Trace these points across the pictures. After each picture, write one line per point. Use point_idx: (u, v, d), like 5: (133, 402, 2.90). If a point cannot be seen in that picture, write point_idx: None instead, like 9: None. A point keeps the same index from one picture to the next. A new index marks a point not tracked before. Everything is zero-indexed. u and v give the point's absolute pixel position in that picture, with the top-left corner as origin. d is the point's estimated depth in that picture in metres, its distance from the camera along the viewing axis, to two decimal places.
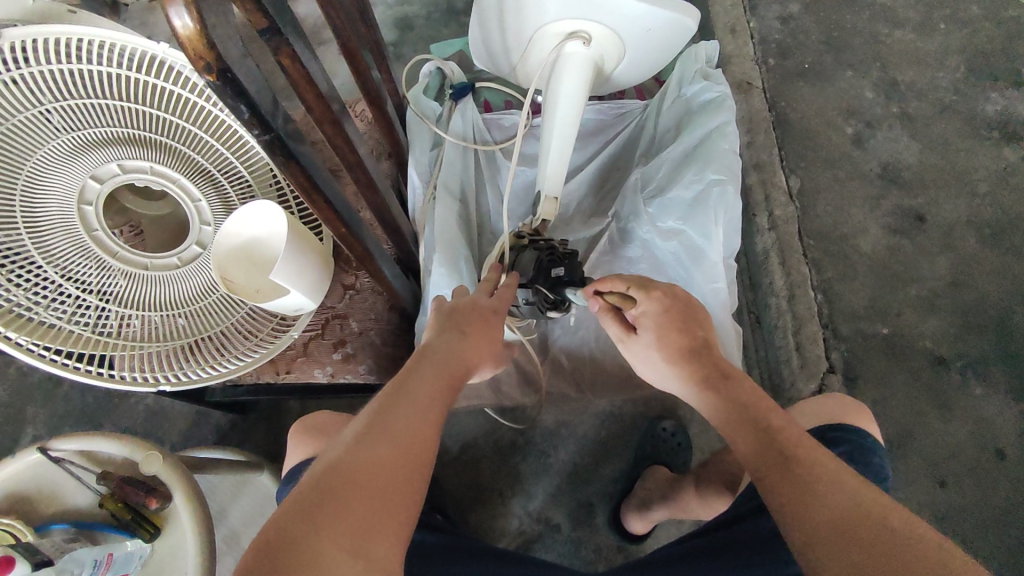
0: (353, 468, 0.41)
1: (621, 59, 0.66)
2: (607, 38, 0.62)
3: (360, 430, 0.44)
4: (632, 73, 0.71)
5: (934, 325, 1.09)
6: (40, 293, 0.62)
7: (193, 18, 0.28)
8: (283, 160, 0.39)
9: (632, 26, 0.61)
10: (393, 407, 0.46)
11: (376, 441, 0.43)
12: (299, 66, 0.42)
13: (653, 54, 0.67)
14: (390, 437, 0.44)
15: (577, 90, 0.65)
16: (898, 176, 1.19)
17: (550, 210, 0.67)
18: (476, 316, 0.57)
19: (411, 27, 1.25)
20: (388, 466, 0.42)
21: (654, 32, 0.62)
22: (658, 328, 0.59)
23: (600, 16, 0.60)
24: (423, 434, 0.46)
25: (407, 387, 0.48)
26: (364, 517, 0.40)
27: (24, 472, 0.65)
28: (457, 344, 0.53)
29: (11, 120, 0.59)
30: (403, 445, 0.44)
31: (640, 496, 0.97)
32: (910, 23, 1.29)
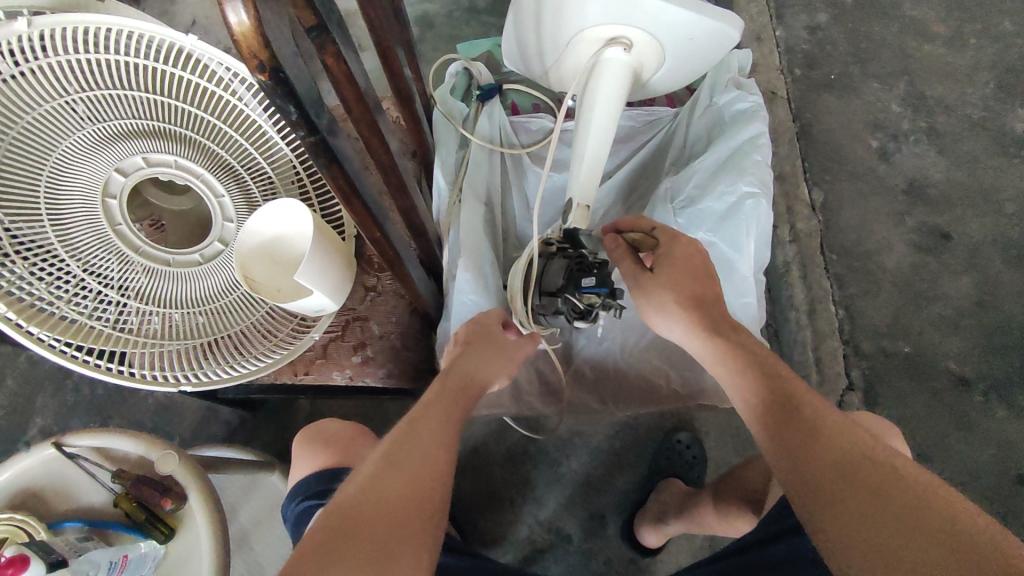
0: (366, 505, 0.43)
1: (658, 68, 0.69)
2: (648, 46, 0.64)
3: (376, 463, 0.45)
4: (665, 82, 0.73)
5: (957, 345, 1.07)
6: (61, 286, 0.61)
7: (248, 13, 0.27)
8: (326, 162, 0.38)
9: (674, 35, 0.63)
10: (406, 439, 0.47)
11: (392, 476, 0.45)
12: (344, 66, 0.40)
13: (691, 65, 0.70)
14: (404, 473, 0.45)
15: (615, 96, 0.66)
16: (925, 192, 1.17)
17: (581, 218, 0.67)
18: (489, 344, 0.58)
19: (433, 26, 1.24)
20: (400, 505, 0.43)
21: (695, 41, 0.65)
22: (675, 274, 0.59)
23: (645, 23, 0.61)
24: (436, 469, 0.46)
25: (421, 417, 0.49)
26: (380, 548, 0.41)
27: (38, 468, 0.64)
28: (472, 373, 0.54)
29: (36, 110, 0.58)
30: (416, 482, 0.45)
31: (655, 509, 0.96)
32: (939, 37, 1.27)
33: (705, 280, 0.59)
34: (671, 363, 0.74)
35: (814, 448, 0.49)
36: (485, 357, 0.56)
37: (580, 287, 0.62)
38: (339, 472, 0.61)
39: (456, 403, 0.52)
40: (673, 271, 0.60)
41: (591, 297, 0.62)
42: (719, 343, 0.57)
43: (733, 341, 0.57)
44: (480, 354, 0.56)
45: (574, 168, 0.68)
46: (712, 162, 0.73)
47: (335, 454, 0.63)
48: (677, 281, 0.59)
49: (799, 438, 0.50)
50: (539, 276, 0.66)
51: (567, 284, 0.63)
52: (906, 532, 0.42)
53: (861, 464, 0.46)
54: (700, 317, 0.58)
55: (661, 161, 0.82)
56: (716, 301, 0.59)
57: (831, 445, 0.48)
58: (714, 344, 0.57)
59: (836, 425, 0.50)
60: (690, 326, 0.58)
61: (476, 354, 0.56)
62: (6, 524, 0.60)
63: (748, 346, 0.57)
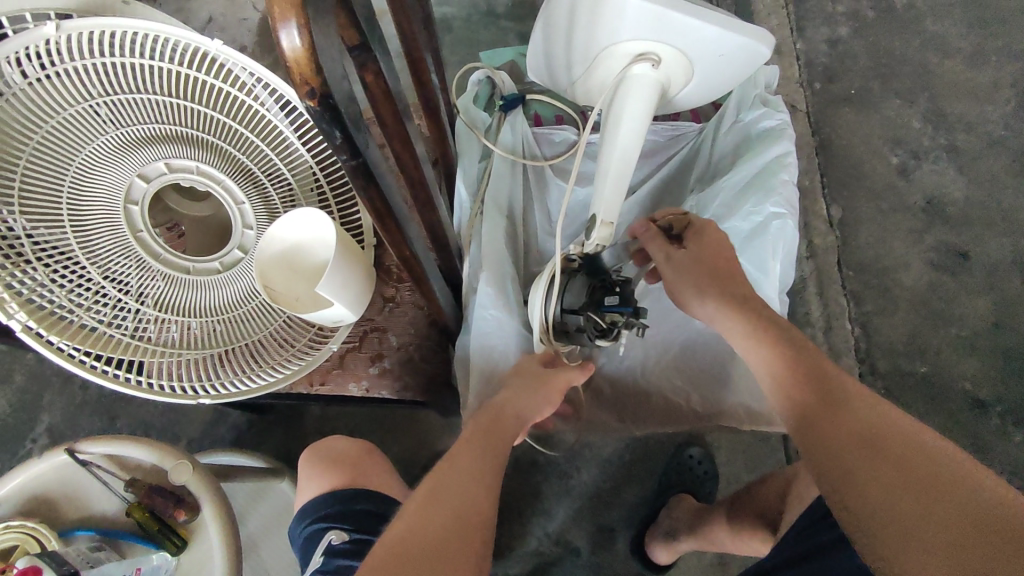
0: (412, 542, 0.42)
1: (685, 83, 0.68)
2: (678, 62, 0.63)
3: (420, 501, 0.45)
4: (691, 97, 0.72)
5: (973, 367, 1.06)
6: (80, 293, 0.60)
7: (303, 39, 0.28)
8: (364, 184, 0.39)
9: (704, 51, 0.62)
10: (449, 473, 0.47)
11: (437, 513, 0.44)
12: (384, 85, 0.41)
13: (719, 82, 0.69)
14: (447, 509, 0.44)
15: (642, 112, 0.65)
16: (944, 211, 1.16)
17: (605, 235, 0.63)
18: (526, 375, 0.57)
19: (451, 30, 1.23)
20: (445, 541, 0.42)
21: (727, 58, 0.63)
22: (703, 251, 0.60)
23: (675, 39, 0.60)
24: (478, 504, 0.45)
25: (460, 453, 0.49)
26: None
27: (49, 474, 0.63)
28: (510, 405, 0.54)
29: (60, 114, 0.58)
30: (458, 519, 0.44)
31: (667, 526, 0.95)
32: (961, 53, 1.26)
33: (728, 264, 0.59)
34: (690, 382, 0.74)
35: (840, 425, 0.48)
36: (525, 388, 0.55)
37: (603, 306, 0.61)
38: (348, 492, 0.60)
39: (496, 438, 0.51)
40: (700, 254, 0.60)
41: (614, 316, 0.61)
42: (746, 315, 0.56)
43: (758, 311, 0.56)
44: (519, 386, 0.55)
45: (597, 184, 0.67)
46: (737, 181, 0.73)
47: (343, 473, 0.63)
48: (705, 259, 0.59)
49: (825, 417, 0.49)
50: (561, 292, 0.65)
51: (590, 303, 0.62)
52: (940, 502, 0.42)
53: (889, 441, 0.46)
54: (728, 293, 0.57)
55: (684, 177, 0.81)
56: (739, 280, 0.59)
57: (861, 423, 0.47)
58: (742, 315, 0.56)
59: (861, 398, 0.49)
60: (720, 302, 0.57)
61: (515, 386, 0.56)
62: (16, 532, 0.59)
63: (772, 317, 0.56)
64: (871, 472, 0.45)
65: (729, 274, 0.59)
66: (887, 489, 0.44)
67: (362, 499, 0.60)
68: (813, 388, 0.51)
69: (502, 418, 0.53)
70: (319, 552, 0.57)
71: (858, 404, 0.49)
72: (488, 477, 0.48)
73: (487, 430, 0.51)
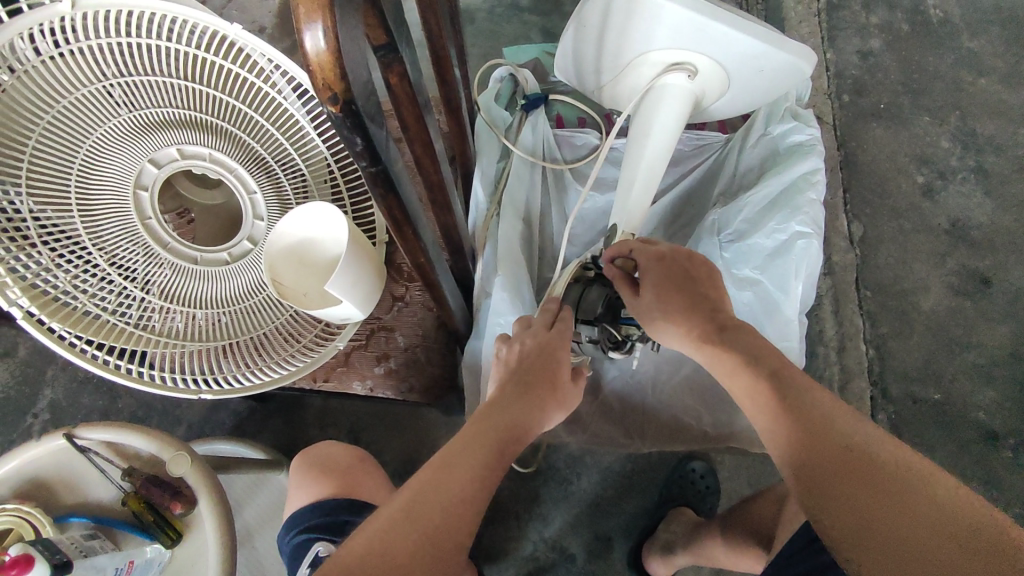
0: (378, 558, 0.37)
1: (719, 96, 0.66)
2: (712, 73, 0.61)
3: (409, 496, 0.40)
4: (724, 110, 0.70)
5: (988, 397, 1.04)
6: (85, 280, 0.59)
7: (327, 40, 0.26)
8: (383, 191, 0.37)
9: (743, 65, 0.60)
10: (449, 467, 0.42)
11: (405, 536, 0.38)
12: (408, 86, 0.39)
13: (754, 96, 0.67)
14: (418, 532, 0.39)
15: (671, 123, 0.64)
16: (968, 234, 1.13)
17: None
18: (550, 373, 0.50)
19: (473, 21, 1.20)
20: (418, 555, 0.38)
21: (766, 73, 0.61)
22: (658, 283, 0.55)
23: (712, 51, 0.58)
24: (462, 514, 0.40)
25: (455, 463, 0.42)
26: None
27: (46, 458, 0.62)
28: (523, 418, 0.47)
29: (73, 94, 0.57)
30: (428, 545, 0.38)
31: (664, 538, 0.93)
32: (996, 73, 1.23)
33: (691, 284, 0.55)
34: (703, 403, 0.72)
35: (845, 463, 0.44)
36: (536, 402, 0.48)
37: (620, 317, 0.61)
38: (336, 503, 0.59)
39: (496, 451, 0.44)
40: (657, 280, 0.56)
41: (629, 328, 0.61)
42: (710, 348, 0.52)
43: (722, 345, 0.52)
44: (533, 395, 0.48)
45: (620, 193, 0.66)
46: (763, 197, 0.70)
47: (332, 483, 0.62)
48: (659, 291, 0.55)
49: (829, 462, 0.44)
50: (575, 305, 0.62)
51: (608, 314, 0.61)
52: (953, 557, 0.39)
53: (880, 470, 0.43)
54: (690, 325, 0.54)
55: (708, 188, 0.79)
56: (710, 304, 0.54)
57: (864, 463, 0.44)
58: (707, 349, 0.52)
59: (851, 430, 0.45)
60: (683, 336, 0.54)
61: (530, 394, 0.48)
62: (10, 515, 0.58)
63: (743, 347, 0.51)
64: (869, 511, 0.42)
65: (693, 300, 0.54)
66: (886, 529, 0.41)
67: (347, 510, 0.59)
68: (793, 423, 0.46)
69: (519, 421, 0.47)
70: (304, 565, 0.56)
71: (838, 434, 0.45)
72: (496, 467, 0.44)
73: (492, 442, 0.45)
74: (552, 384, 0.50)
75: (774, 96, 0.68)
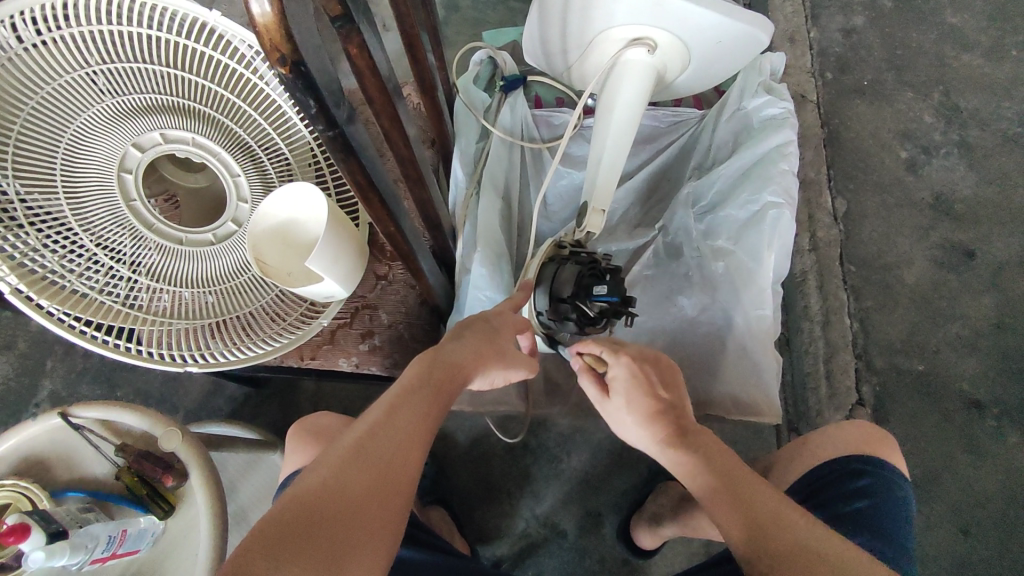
0: (331, 490, 0.42)
1: (682, 70, 0.67)
2: (672, 47, 0.63)
3: (363, 432, 0.46)
4: (688, 84, 0.72)
5: (971, 366, 1.05)
6: (72, 260, 0.61)
7: (272, 4, 0.27)
8: (343, 156, 0.38)
9: (703, 37, 0.61)
10: (402, 407, 0.48)
11: (361, 468, 0.43)
12: (367, 57, 0.40)
13: (717, 68, 0.68)
14: (371, 466, 0.44)
15: (636, 99, 0.65)
16: (951, 208, 1.14)
17: (597, 222, 0.66)
18: (491, 335, 0.56)
19: (458, 8, 1.21)
20: (376, 481, 0.43)
21: (725, 43, 0.63)
22: (632, 388, 0.57)
23: (671, 25, 0.60)
24: (414, 443, 0.47)
25: (403, 404, 0.48)
26: (358, 514, 0.41)
27: (43, 435, 0.65)
28: (464, 361, 0.53)
29: (57, 81, 0.58)
30: (383, 476, 0.44)
31: (652, 511, 0.93)
32: (979, 47, 1.23)
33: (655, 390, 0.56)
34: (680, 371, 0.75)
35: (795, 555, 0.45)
36: (477, 352, 0.55)
37: (592, 295, 0.61)
38: None
39: (436, 393, 0.50)
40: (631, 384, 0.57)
41: (603, 306, 0.61)
42: (681, 451, 0.54)
43: (691, 450, 0.53)
44: (478, 346, 0.55)
45: (590, 171, 0.68)
46: (734, 170, 0.73)
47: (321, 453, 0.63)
48: (637, 396, 0.56)
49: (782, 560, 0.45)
50: (549, 281, 0.63)
51: (579, 292, 0.61)
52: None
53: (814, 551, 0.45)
54: (661, 430, 0.55)
55: (684, 164, 0.82)
56: (676, 409, 0.56)
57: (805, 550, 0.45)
58: (675, 453, 0.54)
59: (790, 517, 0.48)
60: (652, 439, 0.55)
61: (471, 344, 0.55)
62: (9, 490, 0.61)
63: (716, 455, 0.53)
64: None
65: (660, 405, 0.56)
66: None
67: None
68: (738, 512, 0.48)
69: (457, 371, 0.52)
70: None
71: (795, 521, 0.47)
72: (441, 403, 0.50)
73: (435, 383, 0.51)
74: (493, 348, 0.56)
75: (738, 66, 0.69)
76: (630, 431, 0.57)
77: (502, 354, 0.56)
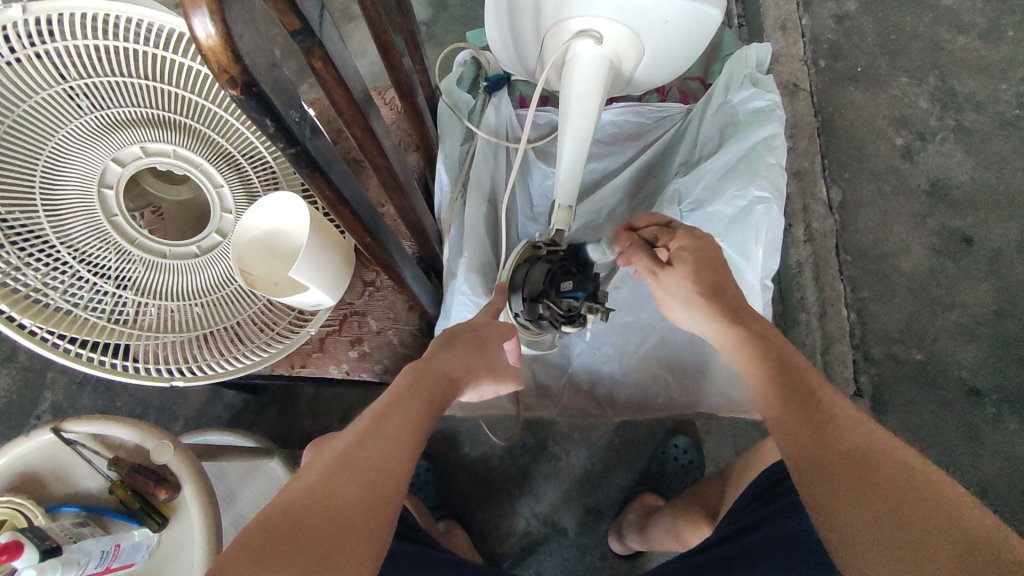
0: (315, 501, 0.40)
1: (638, 59, 0.66)
2: (620, 35, 0.62)
3: (351, 441, 0.44)
4: (649, 73, 0.71)
5: (970, 354, 1.05)
6: (56, 277, 0.61)
7: (216, 26, 0.26)
8: (309, 172, 0.38)
9: (648, 20, 0.60)
10: (389, 415, 0.47)
11: (347, 478, 0.42)
12: (333, 70, 0.40)
13: (673, 52, 0.67)
14: (358, 475, 0.42)
15: (591, 93, 0.63)
16: (948, 194, 1.13)
17: (565, 220, 0.67)
18: (480, 344, 0.57)
19: (446, 7, 1.20)
20: (364, 492, 0.42)
21: (673, 22, 0.61)
22: (695, 262, 0.59)
23: (612, 11, 0.59)
24: (402, 452, 0.45)
25: (392, 412, 0.47)
26: (344, 524, 0.40)
27: (36, 451, 0.65)
28: (452, 370, 0.53)
29: (35, 97, 0.58)
30: (369, 486, 0.42)
31: (621, 525, 0.96)
32: (974, 29, 1.21)
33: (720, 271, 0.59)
34: (671, 371, 0.77)
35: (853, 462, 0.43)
36: (466, 360, 0.54)
37: (559, 291, 0.61)
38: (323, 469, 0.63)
39: (426, 401, 0.49)
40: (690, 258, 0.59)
41: (570, 301, 0.60)
42: (735, 327, 0.55)
43: (747, 328, 0.55)
44: (466, 354, 0.55)
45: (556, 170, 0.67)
46: (722, 164, 0.72)
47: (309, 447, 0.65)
48: (695, 271, 0.58)
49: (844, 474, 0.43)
50: (521, 283, 0.65)
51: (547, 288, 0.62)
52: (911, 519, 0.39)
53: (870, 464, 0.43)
54: (718, 307, 0.56)
55: (670, 159, 0.81)
56: (735, 296, 0.58)
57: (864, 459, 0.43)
58: (733, 329, 0.55)
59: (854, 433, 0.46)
60: (709, 315, 0.57)
61: (460, 352, 0.54)
62: (5, 507, 0.61)
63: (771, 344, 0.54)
64: (880, 520, 0.40)
65: (716, 288, 0.58)
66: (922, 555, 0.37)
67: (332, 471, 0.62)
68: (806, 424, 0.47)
69: (443, 380, 0.52)
70: None
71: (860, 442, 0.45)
72: (431, 412, 0.49)
73: (423, 391, 0.50)
74: (480, 356, 0.56)
75: (694, 49, 0.69)
76: (685, 312, 0.59)
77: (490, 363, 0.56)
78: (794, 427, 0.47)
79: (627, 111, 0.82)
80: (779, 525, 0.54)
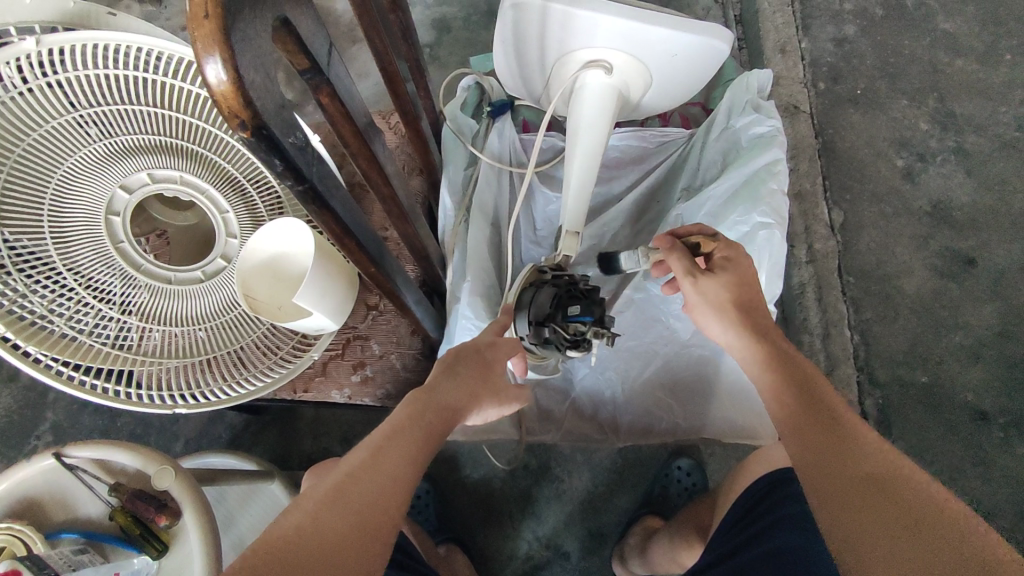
0: (306, 534, 0.40)
1: (647, 87, 0.68)
2: (628, 66, 0.64)
3: (346, 473, 0.44)
4: (656, 102, 0.73)
5: (975, 376, 1.04)
6: (61, 304, 0.61)
7: (228, 71, 0.27)
8: (317, 208, 0.39)
9: (655, 52, 0.62)
10: (385, 448, 0.46)
11: (340, 512, 0.42)
12: (339, 104, 0.40)
13: (680, 85, 0.69)
14: (351, 511, 0.42)
15: (599, 118, 0.67)
16: (949, 215, 1.13)
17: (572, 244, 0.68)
18: (485, 370, 0.56)
19: (451, 30, 1.22)
20: (357, 527, 0.41)
21: (681, 56, 0.63)
22: (733, 277, 0.57)
23: (620, 44, 0.61)
24: (398, 485, 0.45)
25: (389, 446, 0.47)
26: (334, 558, 0.40)
27: (34, 478, 0.65)
28: (455, 401, 0.52)
29: (46, 126, 0.59)
30: (364, 521, 0.42)
31: (622, 550, 0.95)
32: (973, 52, 1.22)
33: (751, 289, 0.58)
34: (673, 395, 0.77)
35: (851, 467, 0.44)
36: (471, 389, 0.54)
37: (566, 315, 0.60)
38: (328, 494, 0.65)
39: (425, 434, 0.49)
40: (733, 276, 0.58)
41: (578, 326, 0.60)
42: (758, 341, 0.54)
43: (764, 336, 0.54)
44: (469, 383, 0.54)
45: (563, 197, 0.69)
46: (724, 190, 0.73)
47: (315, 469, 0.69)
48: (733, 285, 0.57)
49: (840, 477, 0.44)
50: (527, 305, 0.65)
51: (552, 314, 0.61)
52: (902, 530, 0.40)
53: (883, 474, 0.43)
54: (745, 319, 0.56)
55: (673, 184, 0.82)
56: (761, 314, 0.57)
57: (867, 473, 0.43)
58: (752, 338, 0.54)
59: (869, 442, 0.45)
60: (733, 324, 0.56)
61: (464, 380, 0.54)
62: (3, 534, 0.61)
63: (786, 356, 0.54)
64: (873, 523, 0.41)
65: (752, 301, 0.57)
66: (918, 559, 0.38)
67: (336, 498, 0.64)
68: (813, 426, 0.47)
69: (446, 411, 0.51)
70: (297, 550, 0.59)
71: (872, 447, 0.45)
72: (430, 444, 0.49)
73: (424, 424, 0.49)
74: (485, 386, 0.55)
75: (701, 80, 0.69)
76: (714, 324, 0.58)
77: (500, 391, 0.56)
78: (806, 432, 0.47)
79: (630, 136, 0.81)
80: (768, 542, 0.53)
